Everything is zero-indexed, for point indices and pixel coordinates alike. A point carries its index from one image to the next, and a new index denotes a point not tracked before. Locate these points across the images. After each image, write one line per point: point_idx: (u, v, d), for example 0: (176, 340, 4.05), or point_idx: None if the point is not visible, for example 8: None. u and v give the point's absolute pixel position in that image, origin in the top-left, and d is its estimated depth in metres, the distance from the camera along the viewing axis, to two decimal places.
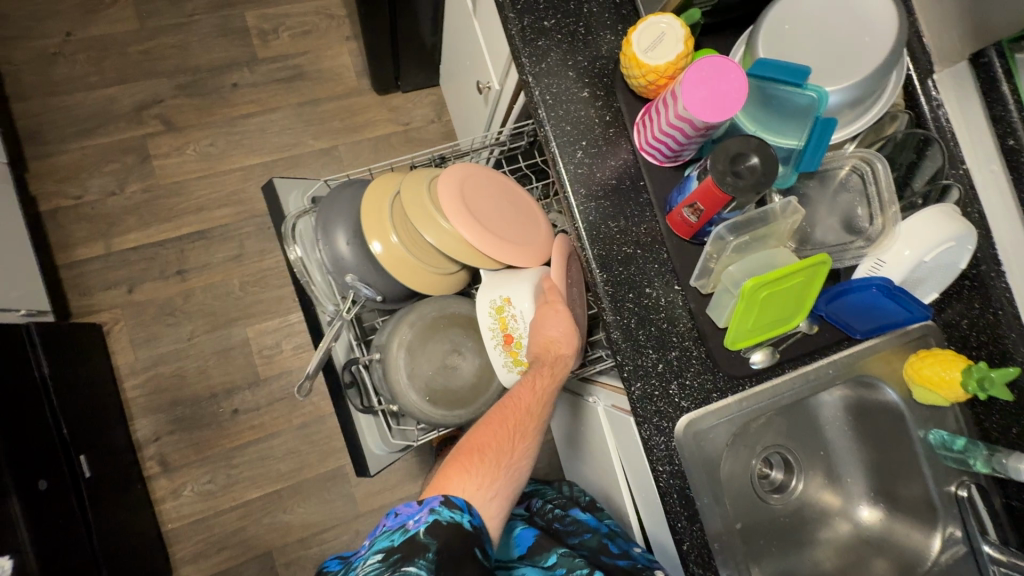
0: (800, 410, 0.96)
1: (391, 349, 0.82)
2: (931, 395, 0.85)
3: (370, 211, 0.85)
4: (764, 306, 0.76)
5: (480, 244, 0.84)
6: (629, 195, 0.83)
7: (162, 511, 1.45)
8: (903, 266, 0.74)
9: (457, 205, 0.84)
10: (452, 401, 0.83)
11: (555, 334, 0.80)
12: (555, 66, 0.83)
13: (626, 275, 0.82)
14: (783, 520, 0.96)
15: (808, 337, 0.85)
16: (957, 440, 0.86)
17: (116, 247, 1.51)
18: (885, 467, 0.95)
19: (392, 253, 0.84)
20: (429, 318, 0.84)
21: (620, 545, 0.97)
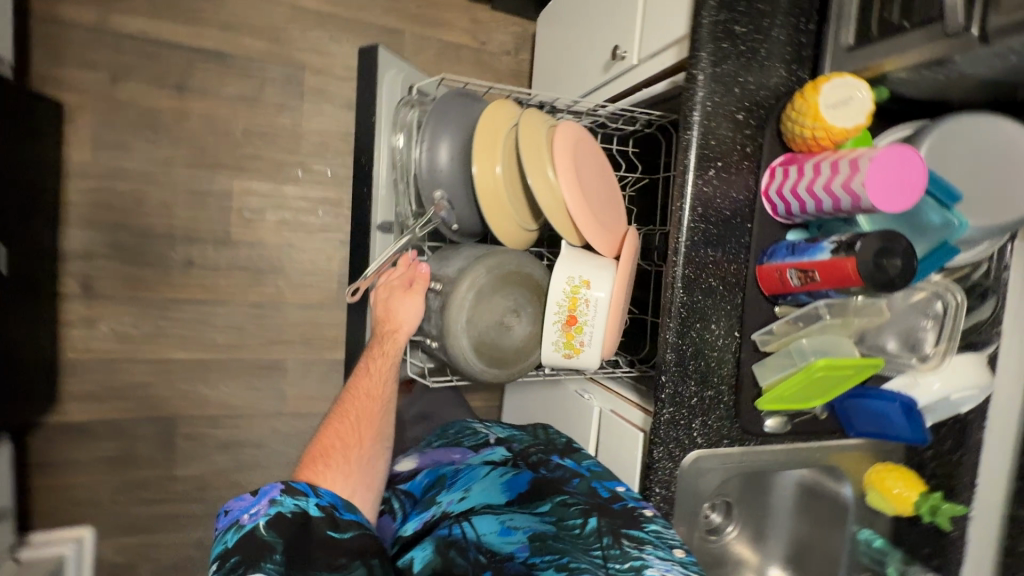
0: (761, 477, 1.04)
1: (460, 285, 0.78)
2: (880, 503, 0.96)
3: (485, 131, 0.78)
4: (815, 384, 0.80)
5: (577, 211, 0.78)
6: (735, 231, 0.82)
7: (65, 337, 1.27)
8: (929, 395, 0.82)
9: (572, 163, 0.78)
10: (494, 358, 0.80)
11: (401, 313, 0.82)
12: (727, 75, 0.79)
13: (701, 305, 0.82)
14: (708, 558, 1.05)
15: (815, 420, 0.91)
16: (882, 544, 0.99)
17: (113, 24, 1.25)
18: (810, 546, 1.07)
19: (489, 183, 0.78)
20: (506, 270, 0.80)
21: (609, 487, 0.80)
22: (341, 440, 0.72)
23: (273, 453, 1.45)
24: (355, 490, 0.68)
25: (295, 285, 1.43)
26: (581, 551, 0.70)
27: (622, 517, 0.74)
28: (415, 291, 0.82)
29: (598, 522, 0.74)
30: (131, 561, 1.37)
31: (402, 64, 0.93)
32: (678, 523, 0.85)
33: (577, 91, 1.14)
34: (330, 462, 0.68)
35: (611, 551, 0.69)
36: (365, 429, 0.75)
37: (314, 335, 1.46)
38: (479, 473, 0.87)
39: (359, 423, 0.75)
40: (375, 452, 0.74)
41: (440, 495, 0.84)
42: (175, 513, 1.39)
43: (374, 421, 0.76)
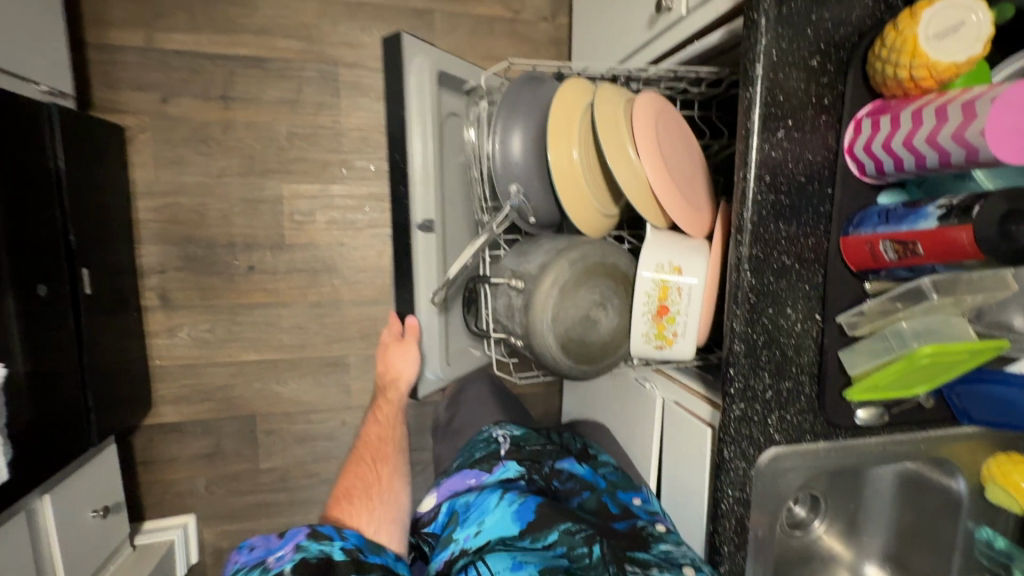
0: (874, 475, 0.93)
1: (543, 282, 0.73)
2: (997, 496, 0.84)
3: (561, 115, 0.74)
4: (916, 369, 0.68)
5: (664, 188, 0.75)
6: (811, 200, 0.71)
7: (152, 345, 1.37)
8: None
9: (653, 136, 0.75)
10: (582, 354, 0.76)
11: (393, 366, 1.01)
12: (795, 16, 0.66)
13: (774, 287, 0.72)
14: (793, 557, 0.95)
15: (919, 409, 0.79)
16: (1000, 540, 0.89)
17: (158, 44, 1.29)
18: (920, 555, 0.95)
19: (569, 168, 0.74)
20: (591, 263, 0.75)
21: (620, 501, 0.80)
22: (360, 479, 0.87)
23: (344, 445, 1.51)
24: (381, 523, 0.81)
25: (350, 282, 1.45)
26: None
27: (631, 541, 0.70)
28: (402, 346, 1.01)
29: (604, 549, 0.65)
30: (231, 544, 1.49)
31: (428, 47, 0.91)
32: (758, 526, 0.77)
33: (622, 53, 1.03)
34: (354, 502, 0.82)
35: None
36: (380, 464, 0.91)
37: (372, 330, 1.48)
38: (491, 500, 0.71)
39: (376, 462, 0.91)
40: (392, 487, 0.88)
41: (455, 532, 0.69)
42: (263, 501, 1.49)
43: (380, 456, 0.93)
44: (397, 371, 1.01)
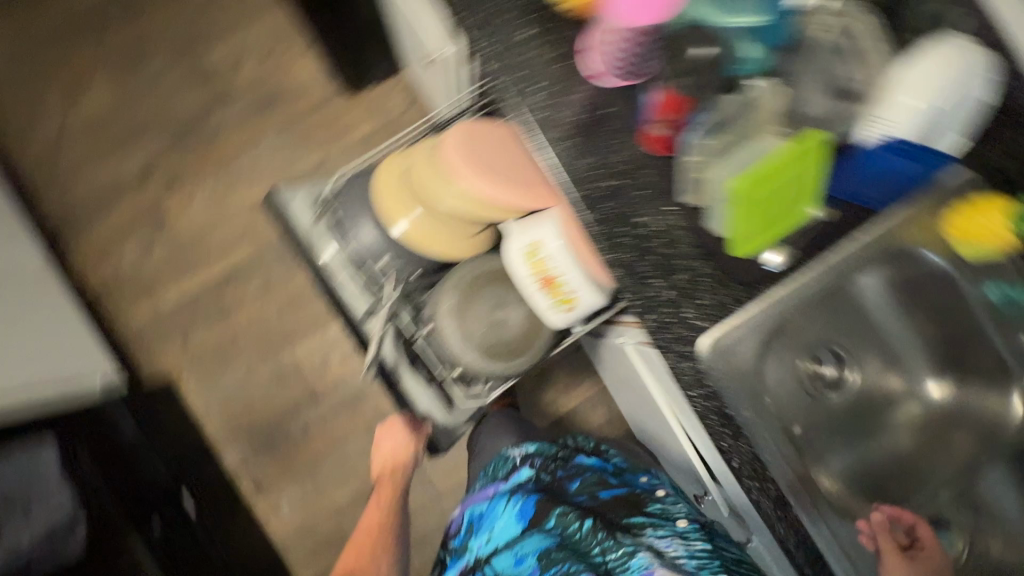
0: (858, 298, 0.87)
1: (439, 317, 0.92)
2: (979, 251, 0.79)
3: (389, 196, 0.91)
4: (772, 205, 0.72)
5: (494, 197, 0.85)
6: (600, 125, 0.79)
7: (267, 528, 1.59)
8: (914, 112, 0.68)
9: (460, 164, 0.85)
10: (505, 352, 0.92)
11: (387, 446, 1.07)
12: (497, 18, 0.82)
13: (615, 208, 0.78)
14: (844, 417, 0.90)
15: (829, 223, 0.79)
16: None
17: (161, 305, 1.62)
18: (965, 341, 0.87)
19: (418, 229, 0.91)
20: (468, 280, 0.93)
21: (621, 479, 1.01)
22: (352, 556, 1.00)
23: None
24: None
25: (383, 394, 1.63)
26: (583, 556, 0.85)
27: (626, 506, 0.94)
28: (390, 436, 1.07)
29: (592, 521, 0.89)
30: None
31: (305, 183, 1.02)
32: (747, 407, 0.75)
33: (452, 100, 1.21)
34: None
35: (607, 544, 0.85)
36: (375, 544, 1.01)
37: None
38: (499, 508, 0.97)
39: (372, 547, 1.00)
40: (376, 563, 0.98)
41: (472, 540, 0.96)
42: None
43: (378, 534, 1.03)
44: (388, 456, 1.07)
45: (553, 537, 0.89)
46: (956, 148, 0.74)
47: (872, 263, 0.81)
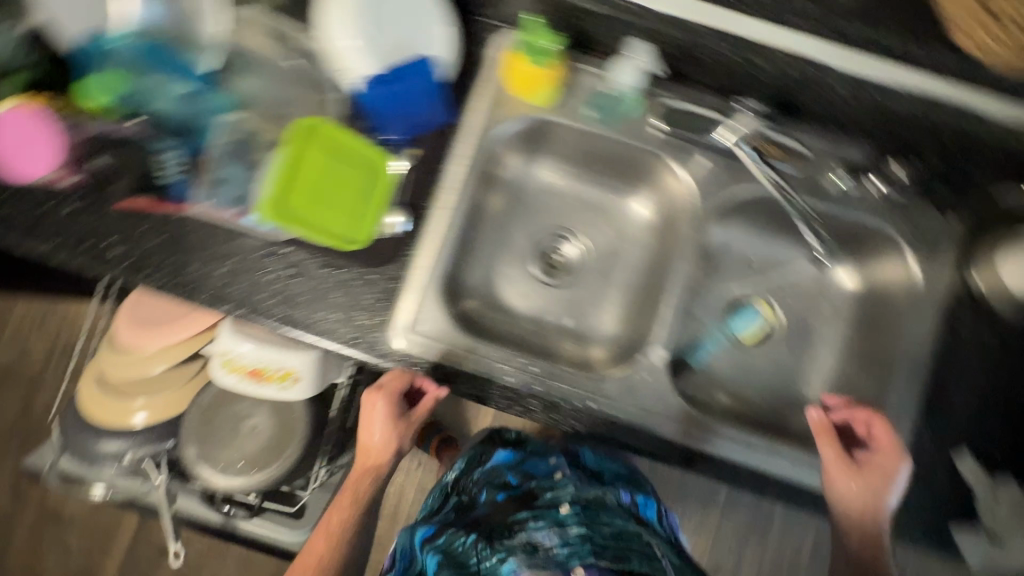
0: (520, 186, 0.93)
1: (198, 470, 0.95)
2: (548, 93, 0.80)
3: (104, 406, 0.95)
4: (348, 189, 0.76)
5: (168, 342, 0.88)
6: (177, 231, 0.78)
7: None
8: (349, 50, 0.75)
9: (128, 339, 0.89)
10: (269, 457, 0.96)
11: (374, 439, 0.86)
12: (16, 210, 0.76)
13: (241, 285, 0.78)
14: (591, 281, 0.94)
15: (423, 160, 0.81)
16: (598, 93, 0.82)
17: None
18: (629, 157, 0.87)
19: (149, 411, 0.95)
20: (203, 407, 0.98)
21: (522, 471, 1.06)
22: None
23: None
24: None
25: None
26: (461, 566, 0.75)
27: (518, 503, 0.92)
28: (360, 457, 0.88)
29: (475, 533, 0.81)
30: None
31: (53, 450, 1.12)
32: (466, 359, 0.80)
33: None
34: None
35: (481, 555, 0.74)
36: None
37: None
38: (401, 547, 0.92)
39: None
40: None
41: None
42: None
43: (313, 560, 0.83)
44: (372, 454, 0.87)
45: (439, 555, 0.79)
46: (448, 37, 0.78)
47: (490, 164, 0.86)
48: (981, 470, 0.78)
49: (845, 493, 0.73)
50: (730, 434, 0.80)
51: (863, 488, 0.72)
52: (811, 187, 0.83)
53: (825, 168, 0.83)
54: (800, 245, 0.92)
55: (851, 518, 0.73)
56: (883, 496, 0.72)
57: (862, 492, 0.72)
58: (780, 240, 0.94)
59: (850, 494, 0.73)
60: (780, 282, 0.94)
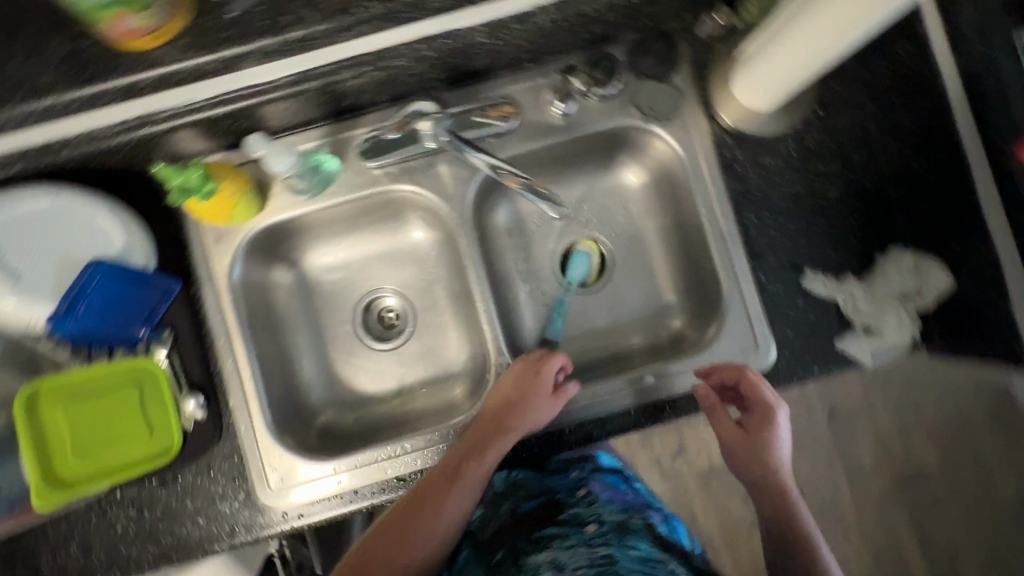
0: (302, 288, 0.88)
1: None
2: (239, 211, 0.74)
3: None
4: (129, 426, 0.72)
5: None
6: (11, 543, 0.75)
7: None
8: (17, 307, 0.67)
9: None
10: None
11: (510, 399, 0.76)
12: None
13: (99, 551, 0.75)
14: (428, 326, 0.91)
15: (185, 332, 0.77)
16: (298, 176, 0.75)
17: None
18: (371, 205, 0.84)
19: None
20: None
21: (546, 484, 0.85)
22: None
23: None
24: None
25: None
26: None
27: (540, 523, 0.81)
28: (481, 451, 0.74)
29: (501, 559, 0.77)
30: None
31: None
32: (339, 480, 0.77)
33: None
34: None
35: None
36: None
37: None
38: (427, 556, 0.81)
39: None
40: None
41: None
42: None
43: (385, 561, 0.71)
44: (480, 468, 0.73)
45: None
46: (114, 222, 0.72)
47: (255, 294, 0.83)
48: (830, 278, 0.77)
49: (743, 463, 0.74)
50: (608, 389, 0.78)
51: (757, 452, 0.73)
52: (540, 130, 0.80)
53: (543, 103, 0.79)
54: (584, 176, 0.90)
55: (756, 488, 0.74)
56: (775, 459, 0.73)
57: (751, 454, 0.73)
58: (562, 177, 0.89)
59: (747, 466, 0.73)
60: (588, 213, 0.91)
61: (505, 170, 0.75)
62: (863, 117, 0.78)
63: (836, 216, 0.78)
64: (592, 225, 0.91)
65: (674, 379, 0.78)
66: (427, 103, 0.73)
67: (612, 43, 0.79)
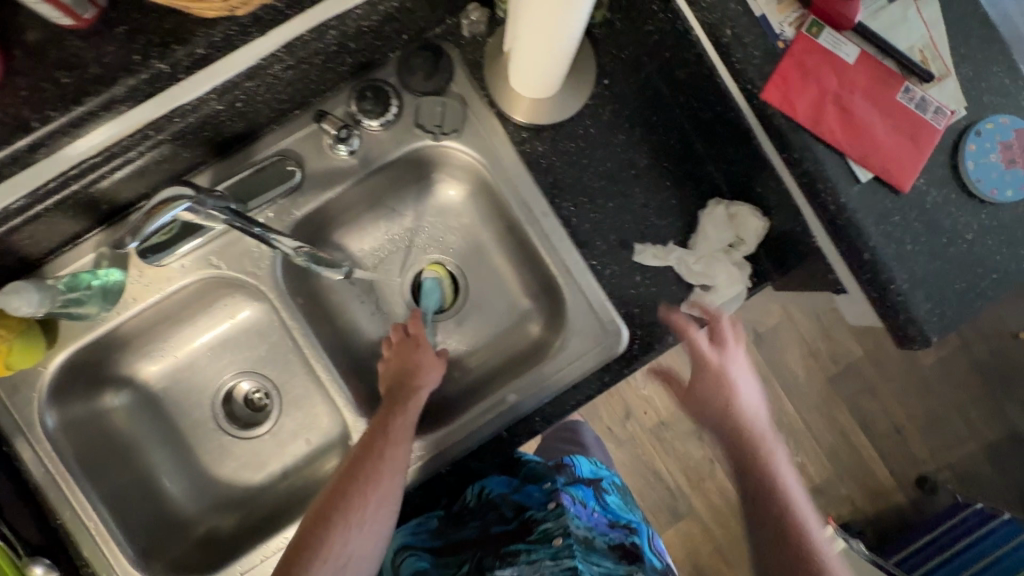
0: (143, 403, 0.82)
1: None
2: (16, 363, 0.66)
3: None
4: None
5: None
6: None
7: None
8: None
9: None
10: None
11: (409, 357, 0.76)
12: None
13: None
14: (294, 398, 0.85)
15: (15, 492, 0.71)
16: (64, 304, 0.66)
17: None
18: (180, 298, 0.77)
19: None
20: None
21: (513, 504, 0.73)
22: None
23: None
24: None
25: None
26: None
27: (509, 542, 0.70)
28: (398, 409, 0.71)
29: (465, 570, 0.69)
30: None
31: None
32: None
33: None
34: None
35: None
36: None
37: None
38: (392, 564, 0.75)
39: None
40: None
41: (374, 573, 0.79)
42: None
43: (322, 546, 0.63)
44: (401, 426, 0.70)
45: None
46: None
47: (85, 429, 0.76)
48: (659, 246, 0.75)
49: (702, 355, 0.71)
50: (474, 418, 0.75)
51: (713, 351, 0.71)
52: (330, 177, 0.75)
53: (325, 148, 0.74)
54: (409, 202, 0.84)
55: (717, 420, 0.70)
56: (732, 391, 0.70)
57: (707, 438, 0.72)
58: (383, 211, 0.84)
59: (712, 396, 0.70)
60: (425, 239, 0.86)
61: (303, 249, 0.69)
62: (647, 79, 0.77)
63: (650, 183, 0.77)
64: (434, 248, 0.86)
65: (535, 391, 0.76)
66: (179, 188, 0.61)
67: (379, 66, 0.75)
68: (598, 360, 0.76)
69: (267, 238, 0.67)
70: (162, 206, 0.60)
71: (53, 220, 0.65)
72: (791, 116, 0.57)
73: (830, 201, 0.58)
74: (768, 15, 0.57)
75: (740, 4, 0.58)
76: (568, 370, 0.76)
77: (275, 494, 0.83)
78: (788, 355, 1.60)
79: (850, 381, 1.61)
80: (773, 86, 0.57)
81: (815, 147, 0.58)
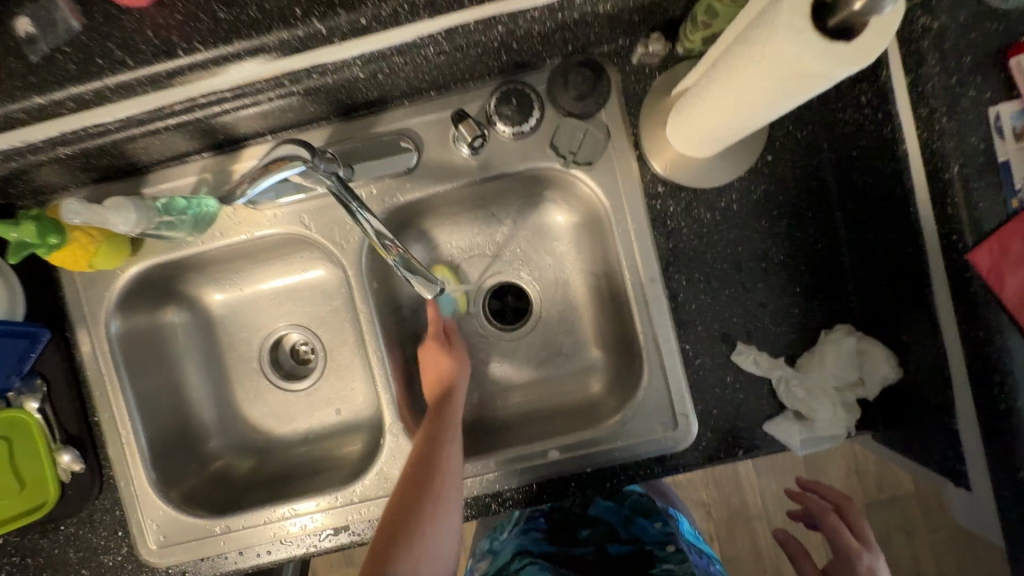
0: (199, 327, 0.82)
1: None
2: (98, 260, 0.67)
3: None
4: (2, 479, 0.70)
5: None
6: None
7: None
8: None
9: None
10: None
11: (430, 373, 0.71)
12: None
13: None
14: (335, 367, 0.83)
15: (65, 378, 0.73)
16: (165, 221, 0.66)
17: None
18: (261, 243, 0.75)
19: None
20: None
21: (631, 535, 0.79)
22: None
23: None
24: None
25: None
26: None
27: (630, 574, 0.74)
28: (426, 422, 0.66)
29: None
30: None
31: None
32: (222, 539, 0.73)
33: None
34: None
35: None
36: None
37: None
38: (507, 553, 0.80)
39: None
40: None
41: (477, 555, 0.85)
42: None
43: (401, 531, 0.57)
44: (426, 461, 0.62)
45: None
46: None
47: (142, 337, 0.78)
48: (765, 353, 0.67)
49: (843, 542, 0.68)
50: (510, 460, 0.71)
51: (852, 538, 0.68)
52: (444, 172, 0.70)
53: (450, 140, 0.69)
54: (511, 212, 0.78)
55: None
56: None
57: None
58: (480, 213, 0.79)
59: None
60: (514, 253, 0.80)
61: (390, 237, 0.61)
62: (819, 167, 0.67)
63: (780, 283, 0.67)
64: (522, 266, 0.80)
65: (578, 456, 0.70)
66: (295, 147, 0.54)
67: (531, 70, 0.68)
68: (657, 448, 0.69)
69: (359, 216, 0.59)
70: (278, 163, 0.55)
71: (167, 136, 0.63)
72: (996, 288, 0.48)
73: (1002, 400, 0.49)
74: (1015, 162, 0.48)
75: (982, 139, 0.49)
76: (621, 448, 0.70)
77: (293, 454, 0.82)
78: (832, 468, 1.37)
79: (889, 513, 1.36)
80: (987, 247, 0.49)
81: (1009, 332, 0.49)
